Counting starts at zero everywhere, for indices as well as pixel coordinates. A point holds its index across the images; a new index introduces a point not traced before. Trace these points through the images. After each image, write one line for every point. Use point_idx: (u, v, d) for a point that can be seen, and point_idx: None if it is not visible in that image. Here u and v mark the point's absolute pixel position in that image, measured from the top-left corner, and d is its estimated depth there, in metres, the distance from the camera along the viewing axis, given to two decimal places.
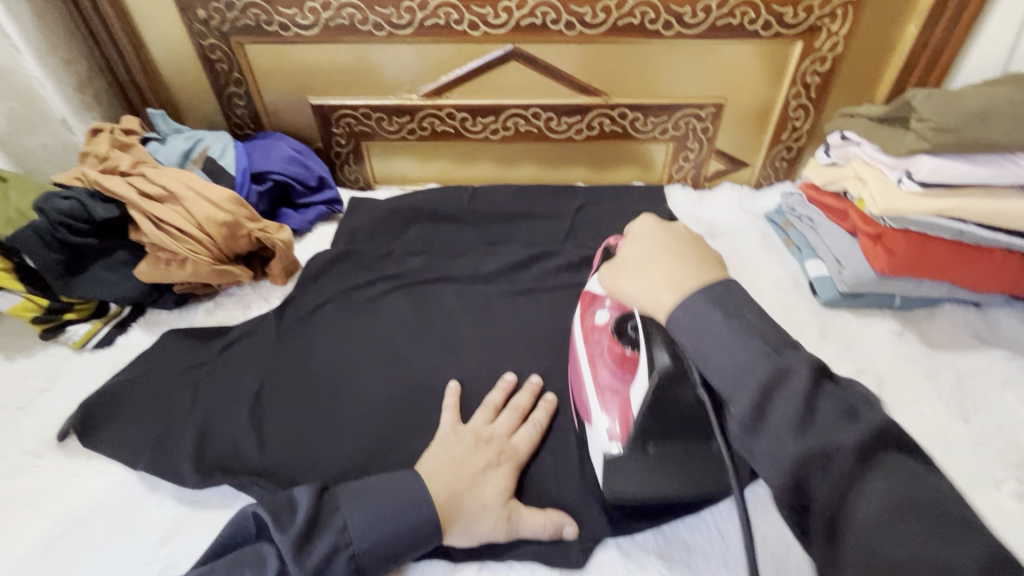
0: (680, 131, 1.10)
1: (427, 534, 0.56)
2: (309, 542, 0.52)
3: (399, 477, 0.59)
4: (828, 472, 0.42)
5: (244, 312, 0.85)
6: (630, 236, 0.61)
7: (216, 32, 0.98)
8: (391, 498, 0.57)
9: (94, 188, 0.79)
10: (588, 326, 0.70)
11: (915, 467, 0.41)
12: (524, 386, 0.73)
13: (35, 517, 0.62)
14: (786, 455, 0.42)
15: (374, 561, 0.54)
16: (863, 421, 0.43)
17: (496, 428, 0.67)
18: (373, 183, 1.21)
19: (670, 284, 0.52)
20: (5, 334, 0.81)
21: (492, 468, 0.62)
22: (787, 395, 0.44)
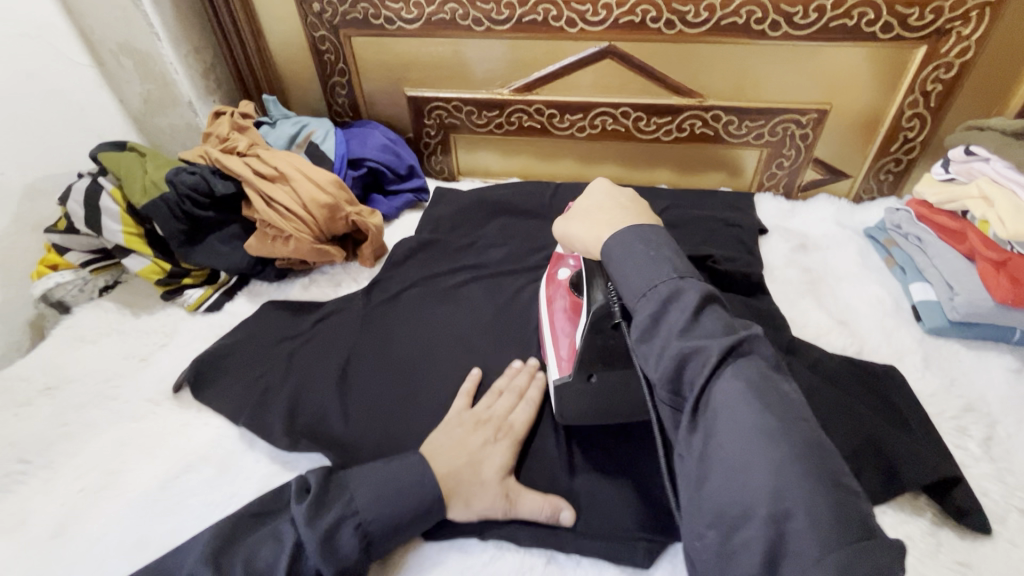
0: (777, 137, 1.05)
1: (430, 508, 0.58)
2: (319, 512, 0.55)
3: (398, 461, 0.61)
4: (703, 362, 0.45)
5: (335, 290, 0.91)
6: (588, 194, 0.70)
7: (327, 25, 1.05)
8: (393, 477, 0.59)
9: (216, 166, 0.87)
10: (552, 280, 0.79)
11: (772, 379, 0.45)
12: (522, 368, 0.75)
13: (152, 457, 0.68)
14: (669, 353, 0.47)
15: (380, 533, 0.56)
16: (743, 346, 0.46)
17: (495, 409, 0.69)
18: (457, 175, 1.25)
19: (633, 274, 0.54)
20: (133, 292, 0.90)
21: (489, 445, 0.65)
22: (677, 311, 0.49)
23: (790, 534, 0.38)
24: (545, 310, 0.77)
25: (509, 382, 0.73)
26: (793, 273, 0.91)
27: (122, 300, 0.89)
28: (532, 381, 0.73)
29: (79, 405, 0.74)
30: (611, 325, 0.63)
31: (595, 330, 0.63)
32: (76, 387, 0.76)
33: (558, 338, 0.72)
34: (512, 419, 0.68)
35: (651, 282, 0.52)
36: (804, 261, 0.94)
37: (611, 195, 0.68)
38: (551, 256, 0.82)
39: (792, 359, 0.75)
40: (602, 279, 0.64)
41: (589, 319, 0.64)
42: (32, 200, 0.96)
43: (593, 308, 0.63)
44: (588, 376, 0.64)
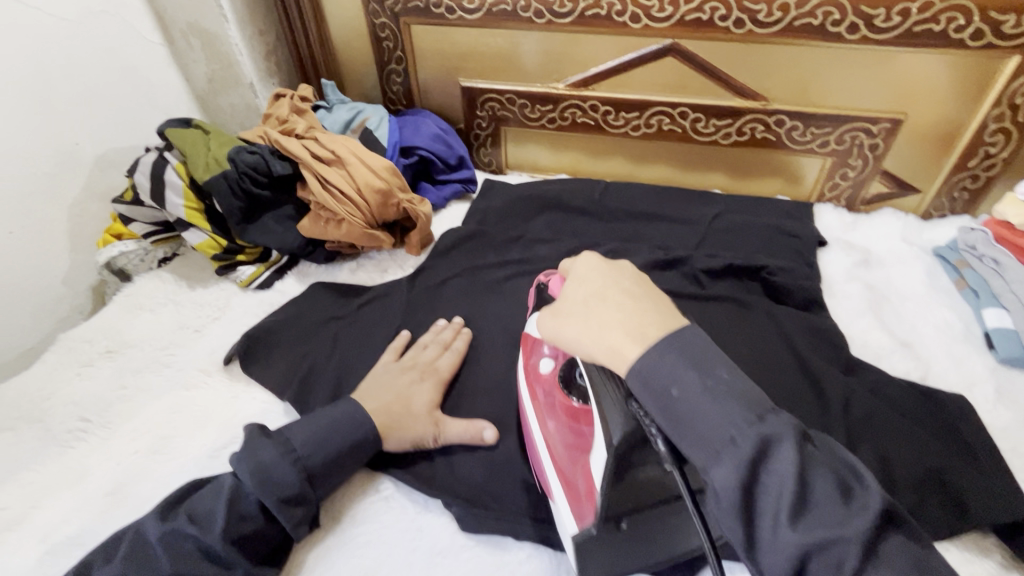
0: (843, 146, 1.00)
1: (365, 440, 0.63)
2: (263, 446, 0.58)
3: (335, 407, 0.64)
4: (838, 570, 0.37)
5: (381, 275, 0.92)
6: (573, 276, 0.54)
7: (389, 12, 1.05)
8: (327, 415, 0.63)
9: (275, 146, 0.89)
10: (532, 374, 0.65)
11: (911, 548, 0.38)
12: (445, 326, 0.78)
13: (201, 425, 0.70)
14: (788, 549, 0.38)
15: (320, 468, 0.60)
16: (855, 501, 0.39)
17: (419, 355, 0.74)
18: (505, 168, 1.24)
19: (702, 425, 0.42)
20: (189, 265, 0.93)
21: (416, 383, 0.69)
22: (776, 475, 0.40)
23: None
24: (533, 417, 0.63)
25: (435, 336, 0.77)
26: (854, 289, 0.87)
27: (179, 272, 0.92)
28: (457, 335, 0.77)
29: (136, 369, 0.77)
30: (640, 457, 0.52)
31: (619, 468, 0.51)
32: (134, 352, 0.79)
33: (566, 474, 0.57)
34: (441, 362, 0.73)
35: (726, 435, 0.41)
36: (866, 277, 0.89)
37: (605, 272, 0.52)
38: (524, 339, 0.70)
39: (850, 380, 0.72)
40: (614, 404, 0.51)
41: (609, 459, 0.50)
42: (103, 171, 1.00)
43: (612, 445, 0.50)
44: (618, 524, 0.54)
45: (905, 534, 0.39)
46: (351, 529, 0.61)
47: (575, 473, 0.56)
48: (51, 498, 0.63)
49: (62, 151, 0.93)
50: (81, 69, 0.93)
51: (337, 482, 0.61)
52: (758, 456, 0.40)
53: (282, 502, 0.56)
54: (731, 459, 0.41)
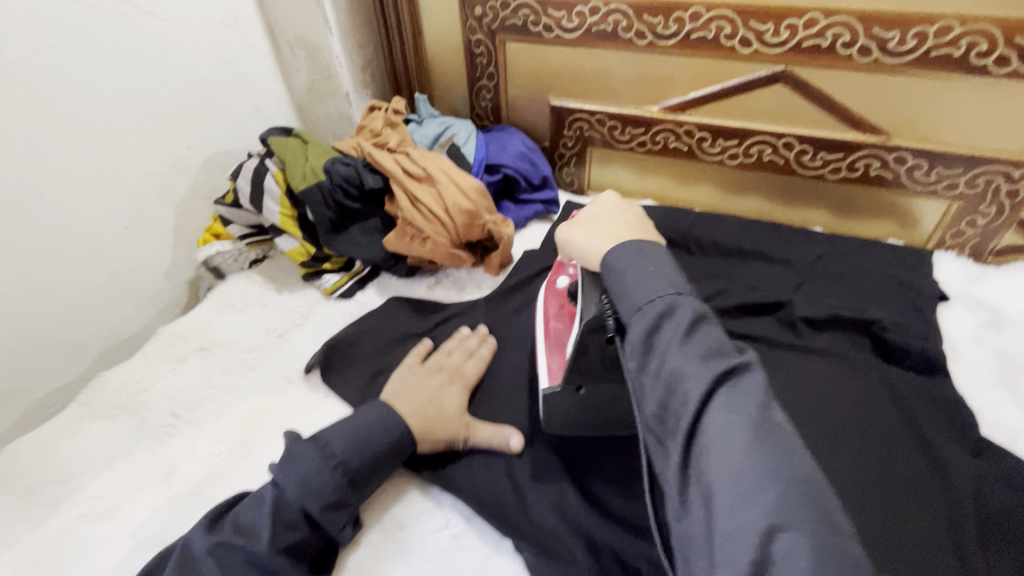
0: (974, 190, 0.89)
1: (401, 442, 0.64)
2: (305, 453, 0.59)
3: (370, 410, 0.65)
4: (687, 400, 0.44)
5: (459, 294, 0.91)
6: (596, 202, 0.68)
7: (485, 29, 1.05)
8: (363, 421, 0.64)
9: (368, 160, 0.90)
10: (551, 286, 0.76)
11: (771, 415, 0.43)
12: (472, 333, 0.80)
13: (279, 433, 0.72)
14: (674, 383, 0.45)
15: (361, 472, 0.61)
16: (722, 361, 0.45)
17: (449, 359, 0.75)
18: (586, 189, 1.21)
19: (632, 288, 0.52)
20: (278, 269, 0.97)
21: (445, 386, 0.71)
22: (669, 326, 0.48)
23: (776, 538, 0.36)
24: (538, 315, 0.76)
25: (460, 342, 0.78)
26: (983, 354, 0.77)
27: (268, 275, 0.95)
28: (482, 344, 0.79)
29: (223, 370, 0.80)
30: (593, 338, 0.61)
31: (581, 346, 0.61)
32: (224, 351, 0.83)
33: (550, 353, 0.70)
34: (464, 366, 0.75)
35: (647, 297, 0.50)
36: (997, 341, 0.79)
37: (618, 206, 0.66)
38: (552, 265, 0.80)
39: (979, 465, 0.63)
40: (597, 287, 0.63)
41: (579, 329, 0.61)
42: (208, 172, 1.06)
43: (585, 319, 0.60)
44: (577, 388, 0.64)
45: (788, 440, 0.41)
46: (430, 564, 0.60)
47: (555, 356, 0.69)
48: (140, 491, 0.66)
49: (174, 153, 0.99)
50: (197, 76, 0.98)
51: (375, 484, 0.62)
52: (667, 316, 0.48)
53: (326, 509, 0.57)
54: (645, 317, 0.49)
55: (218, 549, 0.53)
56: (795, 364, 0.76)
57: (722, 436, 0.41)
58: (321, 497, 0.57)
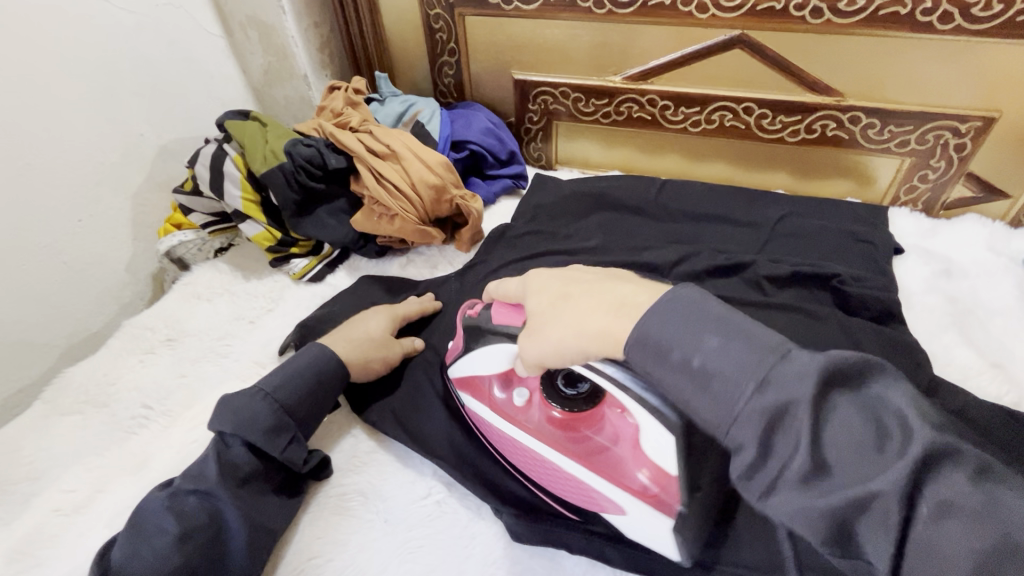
0: (925, 146, 0.93)
1: (338, 379, 0.67)
2: (249, 402, 0.60)
3: (306, 354, 0.67)
4: (881, 521, 0.33)
5: (431, 271, 0.91)
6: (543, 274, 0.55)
7: (443, 3, 1.04)
8: (301, 366, 0.65)
9: (331, 140, 0.89)
10: (500, 400, 0.63)
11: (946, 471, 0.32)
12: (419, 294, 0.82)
13: None
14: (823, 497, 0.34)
15: (306, 411, 0.64)
16: (889, 456, 0.33)
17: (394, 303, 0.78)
18: (554, 163, 1.21)
19: (721, 389, 0.38)
20: (244, 256, 0.95)
21: (374, 315, 0.75)
22: (830, 447, 0.34)
23: None
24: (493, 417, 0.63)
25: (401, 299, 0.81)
26: (935, 301, 0.81)
27: (235, 263, 0.93)
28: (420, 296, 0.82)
29: (193, 359, 0.79)
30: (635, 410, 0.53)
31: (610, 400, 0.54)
32: (193, 341, 0.81)
33: (597, 463, 0.56)
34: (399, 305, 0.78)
35: (753, 405, 0.36)
36: (947, 288, 0.83)
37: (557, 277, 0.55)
38: (462, 383, 0.66)
39: (934, 403, 0.67)
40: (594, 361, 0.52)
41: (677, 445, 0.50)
42: (164, 161, 1.02)
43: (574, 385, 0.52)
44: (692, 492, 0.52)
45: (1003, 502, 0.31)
46: (411, 531, 0.60)
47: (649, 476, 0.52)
48: (113, 484, 0.65)
49: (127, 142, 0.95)
50: (146, 61, 0.95)
51: (314, 410, 0.64)
52: (774, 422, 0.36)
53: (265, 434, 0.59)
54: (749, 428, 0.36)
55: (173, 506, 0.54)
56: (760, 320, 0.78)
57: (942, 542, 0.31)
58: (276, 442, 0.59)
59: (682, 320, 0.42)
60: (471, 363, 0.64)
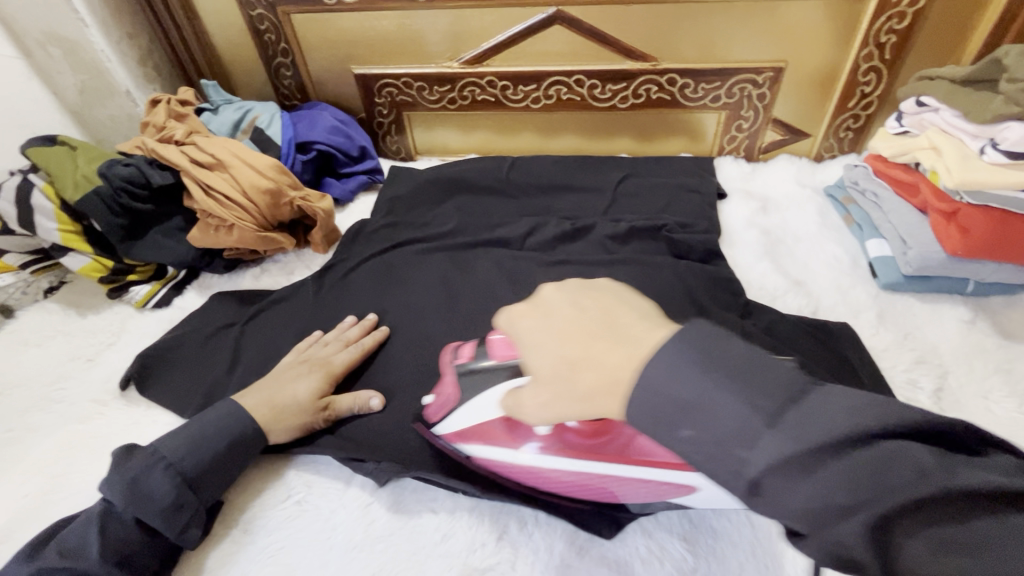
0: (733, 98, 1.03)
1: (248, 440, 0.62)
2: (128, 462, 0.57)
3: (213, 412, 0.63)
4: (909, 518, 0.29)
5: (288, 278, 0.89)
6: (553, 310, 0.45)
7: (264, 2, 1.00)
8: (199, 426, 0.61)
9: (152, 157, 0.84)
10: (508, 436, 0.55)
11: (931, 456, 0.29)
12: (355, 324, 0.77)
13: (97, 458, 0.67)
14: (837, 504, 0.30)
15: (201, 475, 0.59)
16: (901, 458, 0.29)
17: (326, 351, 0.72)
18: (415, 155, 1.21)
19: (716, 421, 0.33)
20: (78, 292, 0.88)
21: (303, 375, 0.68)
22: (824, 462, 0.30)
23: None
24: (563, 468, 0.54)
25: (339, 334, 0.75)
26: (751, 236, 0.90)
27: (67, 301, 0.86)
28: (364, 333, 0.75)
29: (23, 410, 0.73)
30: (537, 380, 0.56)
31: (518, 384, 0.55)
32: (21, 392, 0.75)
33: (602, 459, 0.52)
34: (334, 357, 0.71)
35: (742, 431, 0.32)
36: (763, 223, 0.93)
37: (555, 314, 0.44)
38: (467, 434, 0.58)
39: (747, 324, 0.75)
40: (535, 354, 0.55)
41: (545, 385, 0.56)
42: None
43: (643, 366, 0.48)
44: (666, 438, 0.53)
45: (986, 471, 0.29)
46: (269, 539, 0.60)
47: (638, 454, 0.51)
48: None
49: None
50: None
51: (219, 478, 0.60)
52: (788, 435, 0.31)
53: (162, 513, 0.55)
54: (761, 458, 0.32)
55: None
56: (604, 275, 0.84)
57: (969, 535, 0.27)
58: (159, 516, 0.55)
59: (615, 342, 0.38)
60: (477, 411, 0.56)
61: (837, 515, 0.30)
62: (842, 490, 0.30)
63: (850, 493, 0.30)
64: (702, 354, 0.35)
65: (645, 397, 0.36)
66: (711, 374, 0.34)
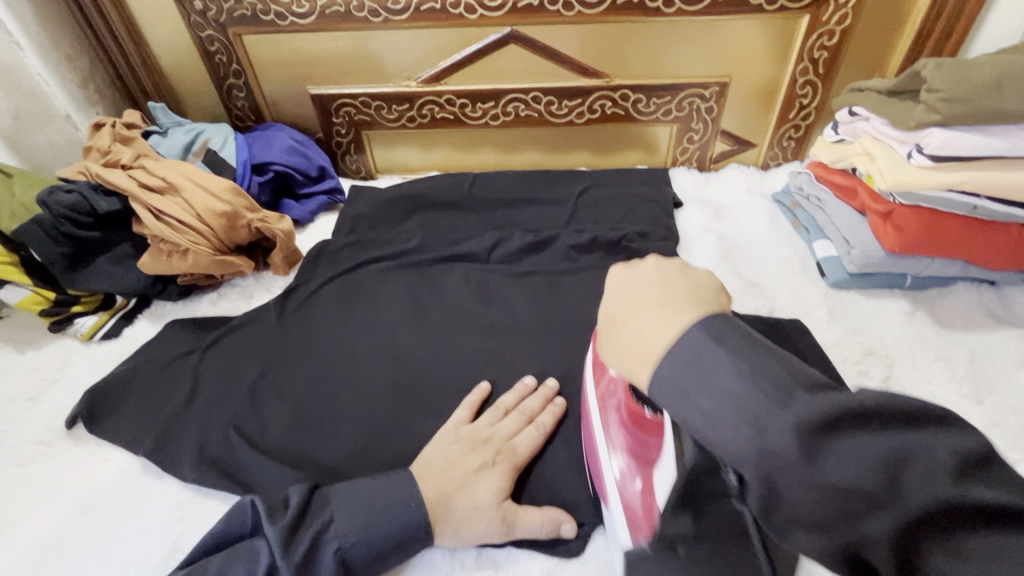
0: (684, 112, 1.08)
1: (413, 532, 0.54)
2: (295, 533, 0.52)
3: (386, 480, 0.57)
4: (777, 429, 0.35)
5: (247, 302, 0.86)
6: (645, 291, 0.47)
7: (214, 24, 0.99)
8: (380, 501, 0.55)
9: (97, 182, 0.80)
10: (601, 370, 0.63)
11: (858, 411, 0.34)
12: (534, 390, 0.69)
13: (42, 505, 0.62)
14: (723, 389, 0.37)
15: (361, 560, 0.53)
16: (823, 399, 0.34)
17: (497, 428, 0.63)
18: (375, 173, 1.21)
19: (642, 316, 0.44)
20: (15, 328, 0.82)
21: (486, 468, 0.59)
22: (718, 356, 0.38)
23: (792, 484, 0.34)
24: (595, 408, 0.62)
25: (519, 403, 0.67)
26: (708, 242, 0.94)
27: (3, 337, 0.81)
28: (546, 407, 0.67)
29: None
30: None
31: None
32: None
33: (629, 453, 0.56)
34: (518, 442, 0.63)
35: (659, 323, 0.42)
36: (718, 229, 0.97)
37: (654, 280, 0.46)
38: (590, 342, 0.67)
39: None
40: None
41: None
42: None
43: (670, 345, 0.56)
44: (639, 423, 0.57)
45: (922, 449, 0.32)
46: None
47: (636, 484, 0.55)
48: None
49: None
50: None
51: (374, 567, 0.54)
52: (711, 324, 0.40)
53: None
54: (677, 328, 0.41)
55: None
56: (569, 285, 0.85)
57: (824, 466, 0.33)
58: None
59: (648, 280, 0.45)
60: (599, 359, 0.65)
61: (840, 502, 0.32)
62: (865, 464, 0.32)
63: (863, 474, 0.32)
64: (762, 353, 0.38)
65: (683, 382, 0.39)
66: (750, 362, 0.37)
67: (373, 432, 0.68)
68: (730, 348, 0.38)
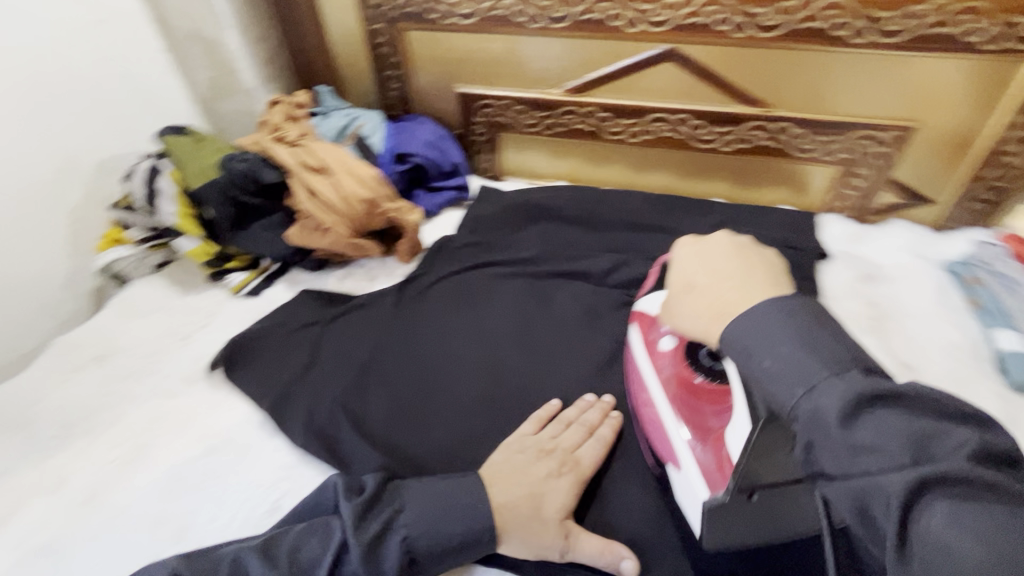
0: (850, 154, 0.96)
1: (480, 537, 0.54)
2: (365, 521, 0.54)
3: (461, 483, 0.57)
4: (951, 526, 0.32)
5: (370, 284, 0.91)
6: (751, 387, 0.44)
7: (384, 18, 1.05)
8: (451, 505, 0.55)
9: (266, 154, 0.89)
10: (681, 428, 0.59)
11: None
12: (592, 405, 0.69)
13: (180, 435, 0.71)
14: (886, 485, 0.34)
15: (427, 553, 0.54)
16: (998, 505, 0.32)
17: (560, 439, 0.63)
18: (502, 174, 1.22)
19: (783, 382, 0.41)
20: (182, 270, 0.94)
21: (553, 478, 0.59)
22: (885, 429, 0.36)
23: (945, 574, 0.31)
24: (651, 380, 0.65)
25: (579, 415, 0.67)
26: (856, 306, 0.83)
27: (172, 278, 0.93)
28: (604, 420, 0.67)
29: (123, 376, 0.79)
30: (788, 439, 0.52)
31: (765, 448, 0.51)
32: (122, 358, 0.81)
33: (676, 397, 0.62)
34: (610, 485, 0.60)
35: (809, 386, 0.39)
36: (871, 293, 0.85)
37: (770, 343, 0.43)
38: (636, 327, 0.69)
39: None
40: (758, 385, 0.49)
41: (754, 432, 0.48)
42: (102, 176, 1.05)
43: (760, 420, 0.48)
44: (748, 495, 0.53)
45: None
46: None
47: None
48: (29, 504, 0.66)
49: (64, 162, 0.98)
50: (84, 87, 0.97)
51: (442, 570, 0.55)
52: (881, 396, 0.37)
53: None
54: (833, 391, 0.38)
55: None
56: None
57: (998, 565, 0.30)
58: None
59: (802, 335, 0.42)
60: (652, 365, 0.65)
61: None
62: None
63: None
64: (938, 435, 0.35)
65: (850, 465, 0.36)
66: (934, 448, 0.35)
67: (465, 440, 0.69)
68: (911, 422, 0.36)
